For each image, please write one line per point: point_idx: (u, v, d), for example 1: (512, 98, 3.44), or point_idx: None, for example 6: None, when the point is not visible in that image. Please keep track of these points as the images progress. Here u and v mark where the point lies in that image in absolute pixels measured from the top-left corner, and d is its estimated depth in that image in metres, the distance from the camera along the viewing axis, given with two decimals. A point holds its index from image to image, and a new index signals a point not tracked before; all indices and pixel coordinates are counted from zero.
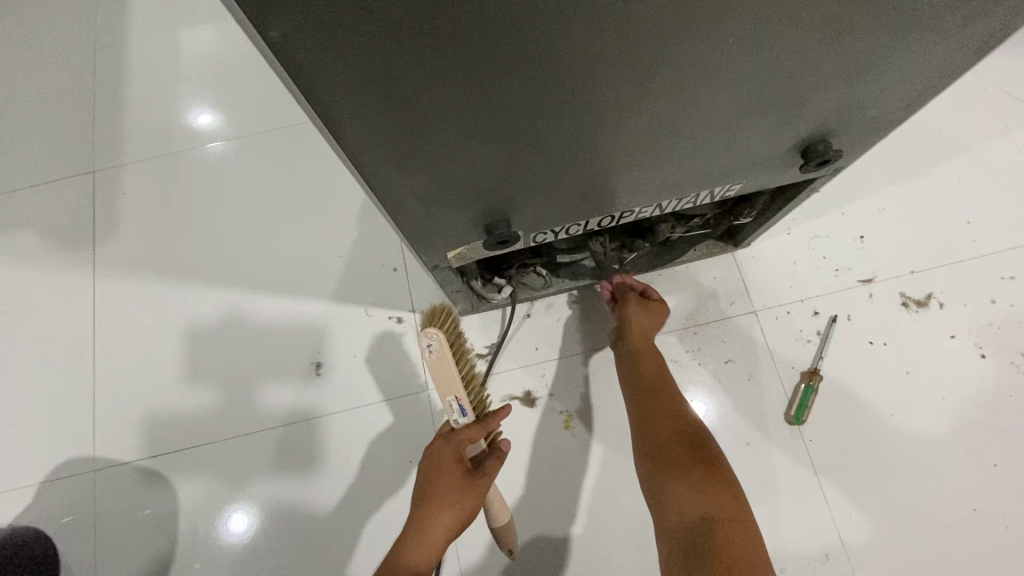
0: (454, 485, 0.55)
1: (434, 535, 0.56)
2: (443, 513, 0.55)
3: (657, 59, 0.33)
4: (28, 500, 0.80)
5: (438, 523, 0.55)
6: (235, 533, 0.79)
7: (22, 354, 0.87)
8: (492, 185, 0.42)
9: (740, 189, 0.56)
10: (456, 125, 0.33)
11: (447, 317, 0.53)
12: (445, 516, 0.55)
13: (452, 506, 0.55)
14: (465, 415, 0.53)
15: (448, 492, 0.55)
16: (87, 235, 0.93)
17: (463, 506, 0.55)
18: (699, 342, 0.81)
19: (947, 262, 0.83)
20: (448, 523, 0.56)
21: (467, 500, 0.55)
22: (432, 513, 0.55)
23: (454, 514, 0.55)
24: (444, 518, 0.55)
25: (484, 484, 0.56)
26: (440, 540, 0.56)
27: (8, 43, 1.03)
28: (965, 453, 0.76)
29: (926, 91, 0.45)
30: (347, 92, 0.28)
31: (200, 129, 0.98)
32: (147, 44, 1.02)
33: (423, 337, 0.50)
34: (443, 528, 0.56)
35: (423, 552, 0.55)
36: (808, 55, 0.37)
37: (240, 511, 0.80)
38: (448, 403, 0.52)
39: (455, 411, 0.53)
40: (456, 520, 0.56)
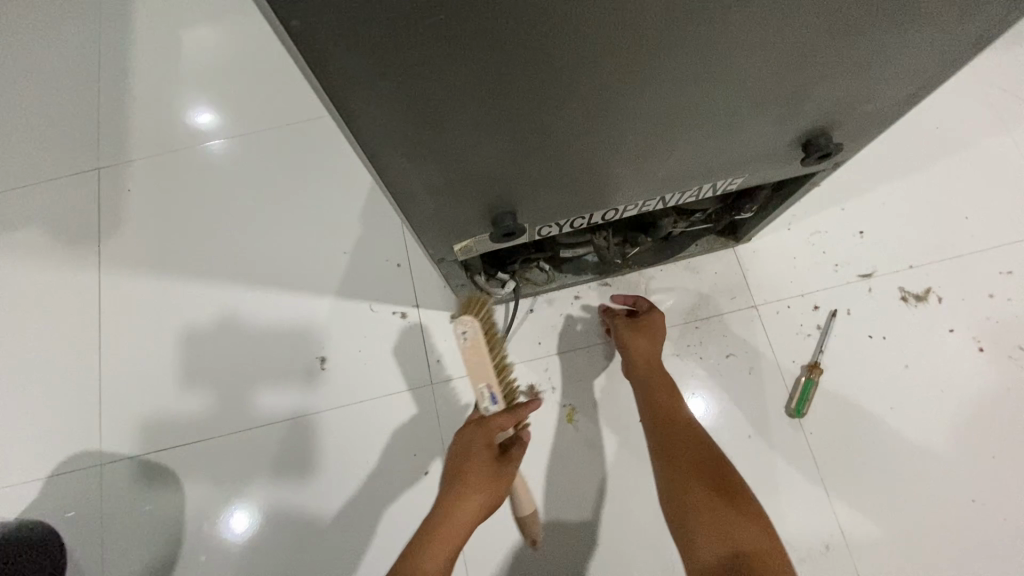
0: (483, 471, 0.56)
1: (461, 522, 0.55)
2: (471, 498, 0.56)
3: (663, 52, 0.34)
4: (33, 495, 0.81)
5: (467, 508, 0.55)
6: (236, 532, 0.80)
7: (28, 349, 0.88)
8: (499, 178, 0.43)
9: (741, 184, 0.57)
10: (467, 117, 0.34)
11: (483, 308, 0.58)
12: (472, 501, 0.55)
13: (482, 490, 0.56)
14: (496, 402, 0.57)
15: (478, 478, 0.56)
16: (93, 231, 0.93)
17: (491, 491, 0.56)
18: (701, 336, 0.82)
19: (945, 257, 0.84)
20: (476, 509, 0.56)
21: (495, 486, 0.56)
22: (461, 498, 0.55)
23: (483, 498, 0.56)
24: (472, 503, 0.55)
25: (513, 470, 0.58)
26: (465, 527, 0.56)
27: (12, 42, 1.04)
28: (963, 446, 0.77)
29: (923, 87, 0.46)
30: (364, 84, 0.29)
31: (201, 128, 0.98)
32: (150, 43, 1.03)
33: (457, 326, 0.55)
34: (469, 515, 0.56)
35: (448, 539, 0.55)
36: (808, 50, 0.38)
37: (240, 509, 0.81)
38: (480, 390, 0.56)
39: (486, 398, 0.57)
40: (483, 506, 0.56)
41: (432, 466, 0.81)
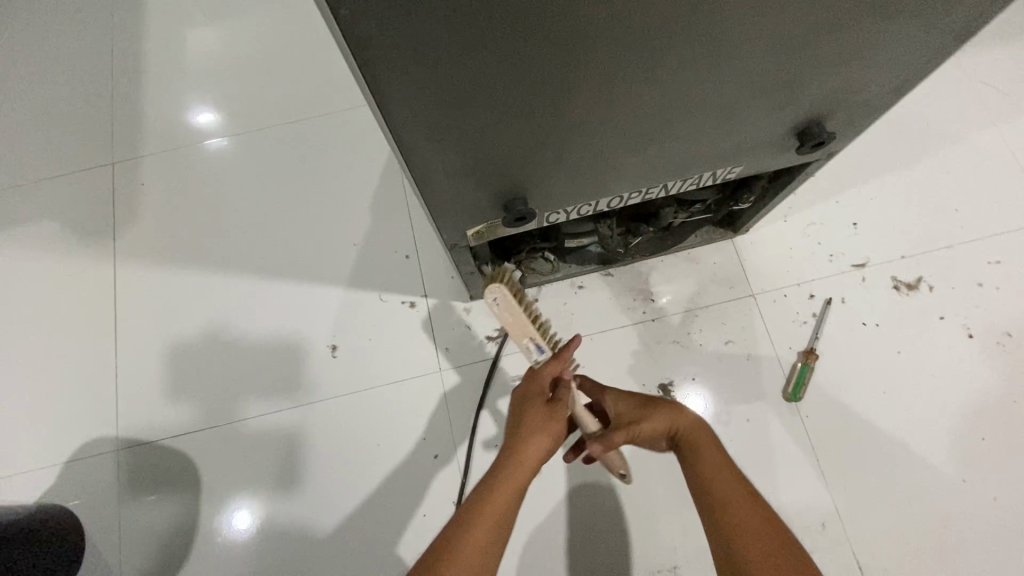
0: (540, 417, 0.58)
1: (525, 457, 0.56)
2: (530, 445, 0.57)
3: (671, 39, 0.36)
4: (51, 480, 0.83)
5: (531, 442, 0.57)
6: (236, 531, 0.81)
7: (47, 339, 0.90)
8: (513, 163, 0.46)
9: (740, 172, 0.60)
10: (489, 99, 0.37)
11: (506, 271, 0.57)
12: (532, 447, 0.57)
13: (544, 424, 0.58)
14: (543, 351, 0.58)
15: (539, 415, 0.58)
16: (108, 225, 0.96)
17: (552, 425, 0.58)
18: (701, 324, 0.85)
19: (935, 248, 0.87)
20: (539, 443, 0.57)
21: (556, 421, 0.58)
22: (520, 442, 0.57)
23: (545, 431, 0.57)
24: (536, 436, 0.57)
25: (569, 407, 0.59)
26: (529, 464, 0.56)
27: (25, 41, 1.06)
28: (953, 429, 0.80)
29: (911, 78, 0.49)
30: (398, 67, 0.31)
31: (201, 128, 1.01)
32: (161, 42, 1.05)
33: (487, 294, 0.54)
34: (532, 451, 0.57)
35: (512, 476, 0.55)
36: (804, 41, 0.40)
37: (242, 514, 0.82)
38: (525, 345, 0.58)
39: (533, 352, 0.58)
40: (545, 442, 0.57)
41: (441, 450, 0.83)
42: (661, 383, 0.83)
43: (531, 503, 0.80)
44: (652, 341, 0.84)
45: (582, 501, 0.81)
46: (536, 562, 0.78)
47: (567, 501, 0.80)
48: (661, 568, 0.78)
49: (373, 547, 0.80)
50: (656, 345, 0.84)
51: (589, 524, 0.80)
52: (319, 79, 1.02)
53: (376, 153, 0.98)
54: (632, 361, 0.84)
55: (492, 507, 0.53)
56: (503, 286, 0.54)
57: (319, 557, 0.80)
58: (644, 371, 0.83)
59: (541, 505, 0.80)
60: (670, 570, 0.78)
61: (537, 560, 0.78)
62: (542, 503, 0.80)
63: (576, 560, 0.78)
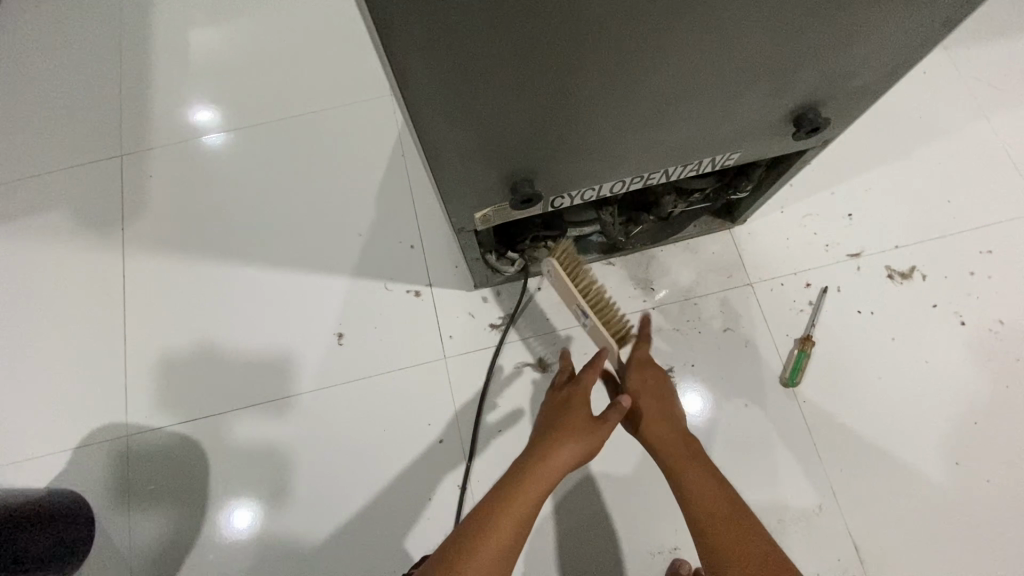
0: (580, 426, 0.60)
1: (553, 468, 0.58)
2: (562, 451, 0.59)
3: (675, 24, 0.38)
4: (62, 465, 0.85)
5: (561, 454, 0.58)
6: (233, 530, 0.82)
7: (57, 328, 0.92)
8: (522, 144, 0.47)
9: (737, 159, 0.62)
10: (503, 78, 0.38)
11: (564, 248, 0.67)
12: (564, 453, 0.58)
13: (579, 439, 0.59)
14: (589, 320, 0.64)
15: (577, 425, 0.61)
16: (117, 216, 0.97)
17: (584, 443, 0.59)
18: (699, 312, 0.87)
19: (928, 238, 0.89)
20: (568, 459, 0.59)
21: (595, 434, 0.60)
22: (553, 447, 0.59)
23: (578, 448, 0.59)
24: (567, 450, 0.59)
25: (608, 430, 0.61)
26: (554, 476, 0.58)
27: (33, 37, 1.08)
28: (946, 413, 0.82)
29: (901, 65, 0.52)
30: (418, 43, 0.33)
31: (198, 125, 1.02)
32: (167, 38, 1.07)
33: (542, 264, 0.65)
34: (560, 467, 0.58)
35: (537, 484, 0.57)
36: (801, 26, 0.42)
37: (243, 516, 0.83)
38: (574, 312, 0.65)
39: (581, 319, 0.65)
40: (575, 457, 0.59)
41: (445, 435, 0.85)
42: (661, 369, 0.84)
43: None
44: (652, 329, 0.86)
45: (584, 484, 0.82)
46: (540, 545, 0.80)
47: (569, 484, 0.82)
48: (662, 550, 0.79)
49: (379, 530, 0.81)
50: (656, 332, 0.86)
51: (591, 506, 0.81)
52: (324, 74, 1.04)
53: (381, 146, 1.00)
54: None
55: (514, 511, 0.55)
56: (552, 257, 0.64)
57: (326, 539, 0.81)
58: None
59: None
60: (670, 551, 0.79)
61: (541, 541, 0.80)
62: None
63: (579, 541, 0.80)
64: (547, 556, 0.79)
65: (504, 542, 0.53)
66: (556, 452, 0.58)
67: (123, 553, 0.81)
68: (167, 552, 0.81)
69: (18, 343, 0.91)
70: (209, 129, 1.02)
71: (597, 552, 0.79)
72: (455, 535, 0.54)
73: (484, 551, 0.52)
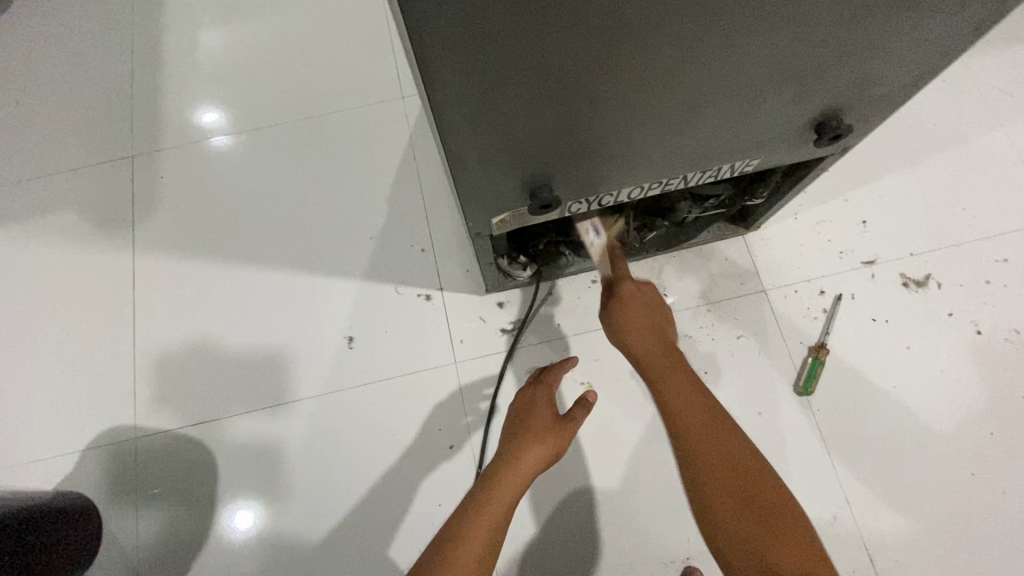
0: (545, 428, 0.64)
1: (524, 470, 0.60)
2: (534, 452, 0.61)
3: (702, 31, 0.38)
4: (69, 467, 0.84)
5: (530, 455, 0.60)
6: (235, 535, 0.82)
7: (67, 328, 0.92)
8: (543, 148, 0.47)
9: (756, 165, 0.62)
10: (528, 81, 0.38)
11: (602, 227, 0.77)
12: (536, 454, 0.61)
13: (544, 440, 0.62)
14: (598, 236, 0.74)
15: (543, 429, 0.64)
16: (128, 216, 0.97)
17: (552, 444, 0.62)
18: (713, 318, 0.86)
19: (943, 246, 0.88)
20: (538, 460, 0.61)
21: (558, 437, 0.63)
22: (524, 448, 0.61)
23: (545, 449, 0.61)
24: (536, 450, 0.61)
25: (573, 431, 0.65)
26: (526, 479, 0.60)
27: (42, 38, 1.08)
28: (962, 423, 0.81)
29: (927, 72, 0.51)
30: (447, 44, 0.33)
31: (205, 127, 1.02)
32: (177, 40, 1.07)
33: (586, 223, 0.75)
34: (529, 469, 0.60)
35: (508, 486, 0.58)
36: (828, 31, 0.42)
37: (241, 526, 0.82)
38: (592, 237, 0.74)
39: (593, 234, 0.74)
40: (543, 459, 0.61)
41: (456, 440, 0.84)
42: None
43: (545, 493, 0.81)
44: None
45: (596, 491, 0.82)
46: (551, 551, 0.79)
47: (581, 490, 0.82)
48: (674, 559, 0.79)
49: (389, 535, 0.81)
50: None
51: (602, 513, 0.81)
52: (334, 76, 1.04)
53: (392, 149, 0.99)
54: None
55: (490, 514, 0.56)
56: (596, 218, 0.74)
57: (335, 544, 0.81)
58: None
59: (555, 494, 0.81)
60: (682, 560, 0.79)
61: (551, 548, 0.79)
62: (556, 492, 0.81)
63: (590, 548, 0.79)
64: (558, 563, 0.79)
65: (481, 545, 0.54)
66: (527, 453, 0.61)
67: (130, 557, 0.80)
68: (175, 555, 0.81)
69: (25, 345, 0.91)
70: (215, 131, 1.02)
71: (608, 560, 0.79)
72: (433, 544, 0.54)
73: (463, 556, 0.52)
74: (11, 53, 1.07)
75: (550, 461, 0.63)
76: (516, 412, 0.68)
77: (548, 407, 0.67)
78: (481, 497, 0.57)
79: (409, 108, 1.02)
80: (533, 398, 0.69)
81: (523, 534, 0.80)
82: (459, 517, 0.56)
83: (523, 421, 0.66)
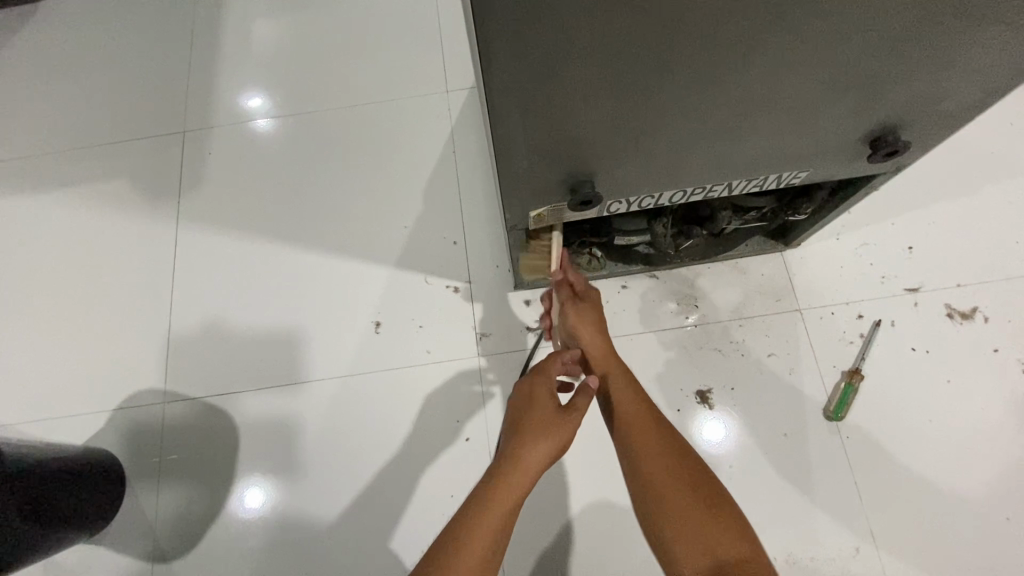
0: (546, 421, 0.62)
1: (528, 471, 0.58)
2: (537, 448, 0.59)
3: (772, 30, 0.37)
4: (99, 425, 0.87)
5: (532, 456, 0.59)
6: (239, 517, 0.83)
7: (109, 292, 0.95)
8: (591, 146, 0.47)
9: (804, 178, 0.60)
10: (585, 74, 0.38)
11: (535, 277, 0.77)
12: (539, 450, 0.59)
13: (546, 436, 0.60)
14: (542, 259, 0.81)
15: (546, 423, 0.61)
16: (175, 189, 1.01)
17: (556, 437, 0.60)
18: (744, 333, 0.85)
19: (994, 279, 0.85)
20: (540, 459, 0.59)
21: (562, 430, 0.61)
22: (527, 445, 0.59)
23: (548, 447, 0.60)
24: (540, 449, 0.59)
25: (574, 422, 0.62)
26: (530, 477, 0.58)
27: (106, 18, 1.12)
28: (1003, 465, 0.77)
29: (996, 90, 0.49)
30: (510, 34, 0.33)
31: (246, 110, 1.05)
32: (231, 27, 1.10)
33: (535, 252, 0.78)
34: (533, 468, 0.59)
35: (510, 488, 0.57)
36: (895, 42, 0.41)
37: (252, 509, 0.83)
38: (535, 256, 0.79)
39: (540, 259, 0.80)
40: (545, 458, 0.60)
41: (473, 434, 0.84)
42: (699, 389, 0.83)
43: (559, 495, 0.81)
44: (694, 347, 0.85)
45: (610, 498, 0.81)
46: (561, 552, 0.79)
47: (596, 496, 0.81)
48: None
49: (400, 522, 0.82)
50: (695, 350, 0.84)
51: (616, 519, 0.80)
52: (382, 69, 1.06)
53: (433, 142, 1.00)
54: (660, 368, 0.84)
55: (494, 516, 0.55)
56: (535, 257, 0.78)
57: (347, 526, 0.82)
58: (682, 375, 0.84)
59: (569, 497, 0.81)
60: None
61: (562, 549, 0.79)
62: (569, 495, 0.81)
63: (602, 554, 0.78)
64: (568, 565, 0.78)
65: (484, 546, 0.53)
66: (527, 453, 0.59)
67: (150, 519, 0.83)
68: (192, 522, 0.83)
69: (69, 305, 0.95)
70: (255, 115, 1.04)
71: (619, 568, 0.77)
72: (433, 547, 0.53)
73: (466, 558, 0.51)
74: (81, 27, 1.12)
75: (554, 455, 0.61)
76: (516, 405, 0.66)
77: (549, 398, 0.64)
78: (481, 499, 0.56)
79: (453, 103, 1.03)
80: (532, 391, 0.65)
81: (534, 534, 0.79)
82: (460, 519, 0.55)
83: (522, 418, 0.63)
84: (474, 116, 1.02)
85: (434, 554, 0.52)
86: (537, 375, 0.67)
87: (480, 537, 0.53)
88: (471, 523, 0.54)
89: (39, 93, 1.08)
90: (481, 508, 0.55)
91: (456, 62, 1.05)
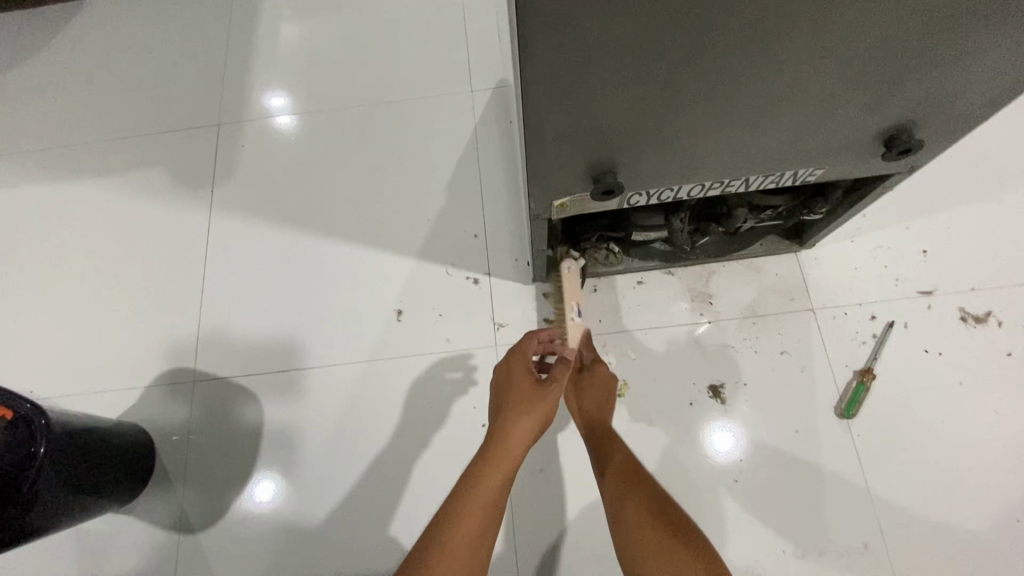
0: (527, 395, 0.64)
1: (516, 443, 0.61)
2: (522, 421, 0.62)
3: (791, 26, 0.39)
4: (132, 401, 0.91)
5: (519, 430, 0.62)
6: (259, 496, 0.86)
7: (145, 275, 1.00)
8: (614, 135, 0.49)
9: (820, 175, 0.62)
10: (612, 66, 0.40)
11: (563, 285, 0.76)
12: (524, 424, 0.62)
13: (529, 411, 0.63)
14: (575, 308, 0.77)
15: (529, 399, 0.64)
16: (210, 180, 1.05)
17: (538, 411, 0.63)
18: (757, 331, 0.86)
19: (1008, 284, 0.85)
20: (527, 432, 0.63)
21: (543, 403, 0.64)
22: (513, 421, 0.62)
23: (532, 420, 0.63)
24: (525, 424, 0.62)
25: (555, 393, 0.65)
26: (518, 452, 0.62)
27: (147, 17, 1.18)
28: (1013, 466, 0.77)
29: (1006, 92, 0.51)
30: (548, 24, 0.36)
31: (275, 108, 1.09)
32: (263, 28, 1.15)
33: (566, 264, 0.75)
34: (519, 440, 0.62)
35: (500, 463, 0.60)
36: (905, 45, 0.43)
37: (271, 489, 0.86)
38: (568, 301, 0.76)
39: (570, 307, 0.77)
40: (532, 430, 0.63)
41: None
42: (711, 384, 0.85)
43: (572, 482, 0.83)
44: (707, 343, 0.86)
45: None
46: (572, 536, 0.81)
47: None
48: None
49: (417, 502, 0.84)
50: (709, 345, 0.86)
51: None
52: (406, 70, 1.10)
53: (457, 139, 1.04)
54: (673, 363, 0.86)
55: (486, 491, 0.57)
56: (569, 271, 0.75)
57: (364, 505, 0.84)
58: (695, 370, 0.85)
59: (581, 484, 0.83)
60: None
61: (572, 534, 0.81)
62: (581, 482, 0.83)
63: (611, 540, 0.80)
64: (578, 549, 0.80)
65: (480, 519, 0.55)
66: (515, 428, 0.62)
67: (178, 491, 0.86)
68: (216, 496, 0.86)
69: (105, 286, 0.99)
70: (286, 112, 1.08)
71: None
72: (431, 523, 0.55)
73: (463, 529, 0.54)
74: (125, 24, 1.17)
75: (540, 426, 0.65)
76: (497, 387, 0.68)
77: (528, 374, 0.67)
78: (476, 475, 0.59)
79: (474, 103, 1.06)
80: (511, 371, 0.68)
81: (545, 519, 0.82)
82: (455, 495, 0.57)
83: (506, 397, 0.65)
84: (497, 115, 1.05)
85: (431, 530, 0.54)
86: (513, 356, 0.69)
87: (475, 509, 0.56)
88: (467, 500, 0.56)
89: (84, 86, 1.13)
90: (473, 486, 0.58)
91: (481, 63, 1.09)
